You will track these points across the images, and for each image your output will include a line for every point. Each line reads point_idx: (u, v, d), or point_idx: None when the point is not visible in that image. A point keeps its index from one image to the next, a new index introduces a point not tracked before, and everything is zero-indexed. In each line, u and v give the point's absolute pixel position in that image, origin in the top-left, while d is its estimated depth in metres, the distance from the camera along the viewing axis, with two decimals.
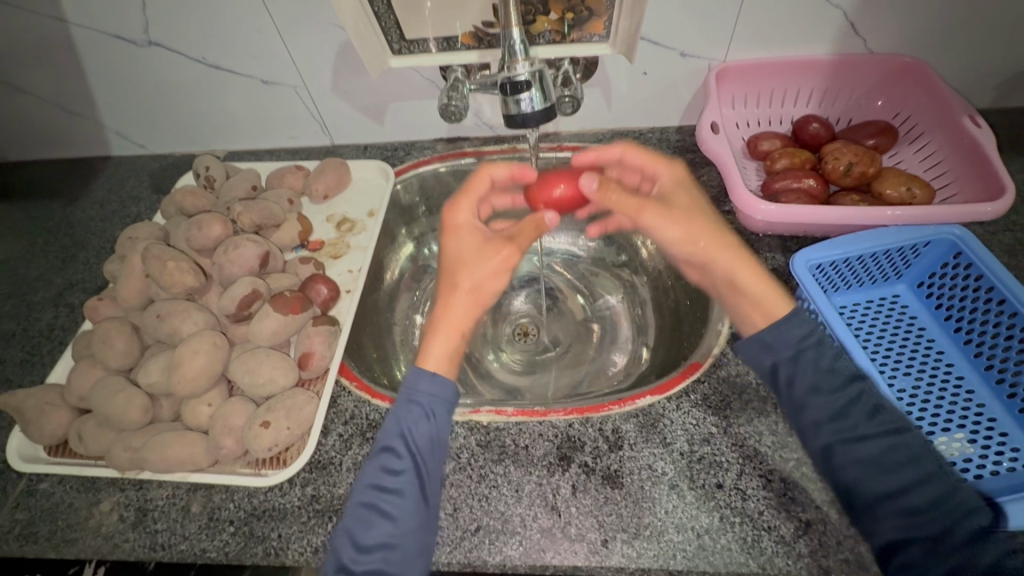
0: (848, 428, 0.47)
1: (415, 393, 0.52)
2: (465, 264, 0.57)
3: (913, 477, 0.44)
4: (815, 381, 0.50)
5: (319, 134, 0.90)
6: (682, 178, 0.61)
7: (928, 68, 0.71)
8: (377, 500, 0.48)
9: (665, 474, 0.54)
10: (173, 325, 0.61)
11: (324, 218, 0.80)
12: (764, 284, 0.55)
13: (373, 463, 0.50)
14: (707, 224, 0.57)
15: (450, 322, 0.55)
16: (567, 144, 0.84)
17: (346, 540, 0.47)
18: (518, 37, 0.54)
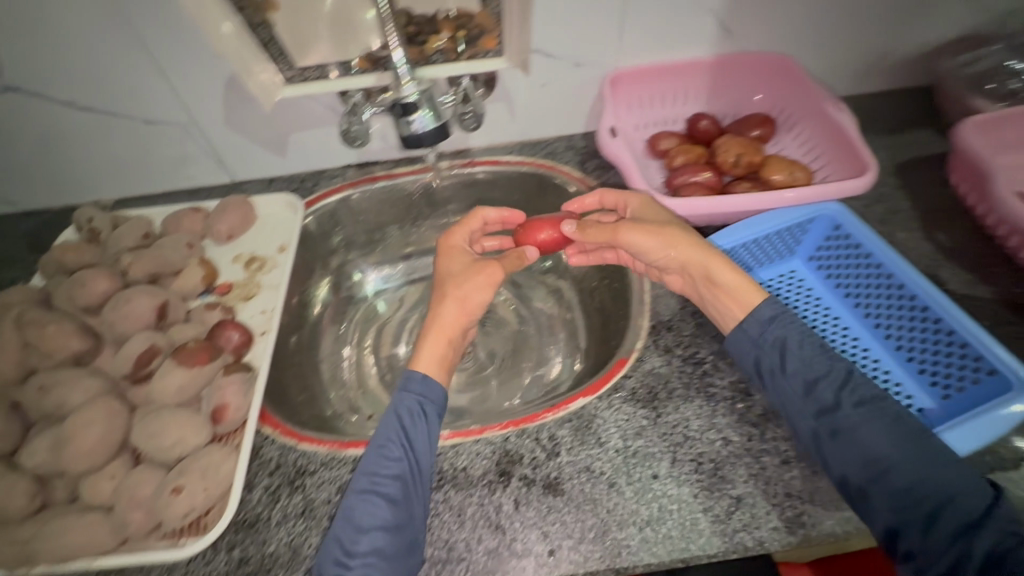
0: (833, 424, 0.49)
1: (407, 396, 0.56)
2: (449, 277, 0.64)
3: (902, 463, 0.45)
4: (800, 381, 0.52)
5: (218, 171, 0.85)
6: (647, 203, 0.65)
7: (793, 62, 0.77)
8: (366, 505, 0.49)
9: (603, 473, 0.55)
10: (59, 396, 0.55)
11: (231, 258, 0.76)
12: (734, 273, 0.58)
13: (365, 469, 0.51)
14: (687, 232, 0.61)
15: (439, 329, 0.61)
16: (479, 160, 0.86)
17: (336, 547, 0.48)
18: (401, 59, 0.58)
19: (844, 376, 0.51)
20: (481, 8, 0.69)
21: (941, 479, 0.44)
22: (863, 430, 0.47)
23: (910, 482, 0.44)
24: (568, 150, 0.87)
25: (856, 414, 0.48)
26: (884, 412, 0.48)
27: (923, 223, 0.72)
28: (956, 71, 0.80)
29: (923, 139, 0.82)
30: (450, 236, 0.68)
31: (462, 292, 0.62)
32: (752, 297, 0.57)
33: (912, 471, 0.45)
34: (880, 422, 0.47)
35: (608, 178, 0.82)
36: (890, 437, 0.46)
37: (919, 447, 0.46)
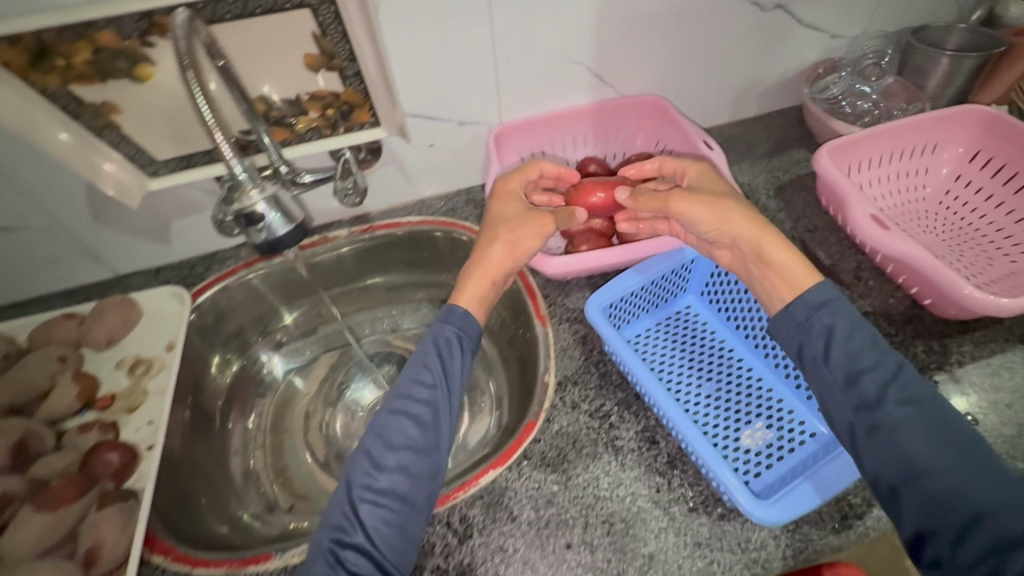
0: (872, 420, 0.48)
1: (445, 329, 0.61)
2: (501, 216, 0.67)
3: (942, 475, 0.44)
4: (841, 375, 0.50)
5: (96, 267, 0.79)
6: (706, 174, 0.66)
7: (667, 103, 0.81)
8: (397, 427, 0.54)
9: (517, 551, 0.53)
10: None
11: (114, 364, 0.71)
12: (789, 253, 0.56)
13: (401, 392, 0.57)
14: (744, 203, 0.60)
15: (487, 268, 0.64)
16: (378, 225, 0.84)
17: (364, 460, 0.53)
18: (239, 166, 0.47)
19: (890, 373, 0.49)
20: (344, 85, 0.66)
21: (983, 491, 0.42)
22: (906, 431, 0.46)
23: (951, 487, 0.43)
24: (468, 203, 0.86)
25: (899, 414, 0.47)
26: (930, 420, 0.46)
27: (803, 243, 0.76)
28: (815, 97, 0.84)
29: (797, 159, 0.87)
30: (507, 182, 0.69)
31: (512, 233, 0.65)
32: (800, 281, 0.55)
33: (951, 475, 0.43)
34: (925, 426, 0.46)
35: None
36: (932, 443, 0.45)
37: (957, 455, 0.44)
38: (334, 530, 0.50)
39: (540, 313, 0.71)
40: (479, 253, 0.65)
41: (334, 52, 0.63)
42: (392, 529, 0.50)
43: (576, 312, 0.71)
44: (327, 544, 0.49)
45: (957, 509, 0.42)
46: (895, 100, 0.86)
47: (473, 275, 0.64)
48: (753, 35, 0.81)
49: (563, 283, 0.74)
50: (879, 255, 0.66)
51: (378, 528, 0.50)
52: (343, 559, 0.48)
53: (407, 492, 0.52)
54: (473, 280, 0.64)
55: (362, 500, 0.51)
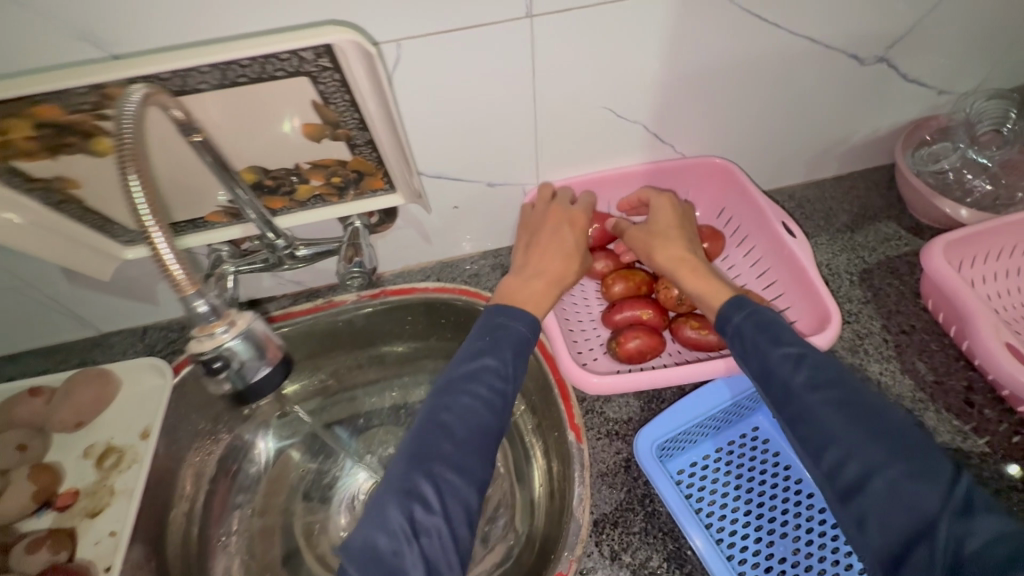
0: (792, 412, 0.45)
1: (513, 323, 0.55)
2: (556, 245, 0.63)
3: (859, 452, 0.41)
4: (757, 367, 0.48)
5: (78, 327, 0.71)
6: (670, 205, 0.64)
7: (738, 169, 0.68)
8: (467, 407, 0.49)
9: None
10: None
11: (82, 451, 0.62)
12: (701, 280, 0.57)
13: (469, 371, 0.51)
14: (679, 236, 0.62)
15: (548, 275, 0.61)
16: (391, 290, 0.73)
17: (435, 437, 0.48)
18: (205, 304, 0.39)
19: (801, 357, 0.46)
20: (353, 153, 0.55)
21: (894, 463, 0.40)
22: (821, 414, 0.43)
23: (870, 468, 0.40)
24: (494, 270, 0.75)
25: (808, 399, 0.44)
26: (837, 394, 0.44)
27: (898, 348, 0.62)
28: (918, 169, 0.73)
29: (885, 236, 0.73)
30: (578, 214, 0.65)
31: (558, 263, 0.62)
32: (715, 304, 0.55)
33: (866, 453, 0.41)
34: (835, 403, 0.43)
35: None
36: (845, 423, 0.42)
37: (867, 430, 0.42)
38: (405, 502, 0.45)
39: (574, 421, 0.59)
40: (522, 278, 0.61)
41: (338, 121, 0.52)
42: (464, 510, 0.46)
43: (619, 425, 0.59)
44: (399, 519, 0.44)
45: (872, 489, 0.40)
46: (1017, 175, 0.73)
47: (539, 298, 0.59)
48: (844, 91, 0.67)
49: None
50: (1001, 388, 0.55)
51: (454, 505, 0.45)
52: (420, 533, 0.44)
53: (479, 471, 0.48)
54: (543, 302, 0.60)
55: (433, 475, 0.46)
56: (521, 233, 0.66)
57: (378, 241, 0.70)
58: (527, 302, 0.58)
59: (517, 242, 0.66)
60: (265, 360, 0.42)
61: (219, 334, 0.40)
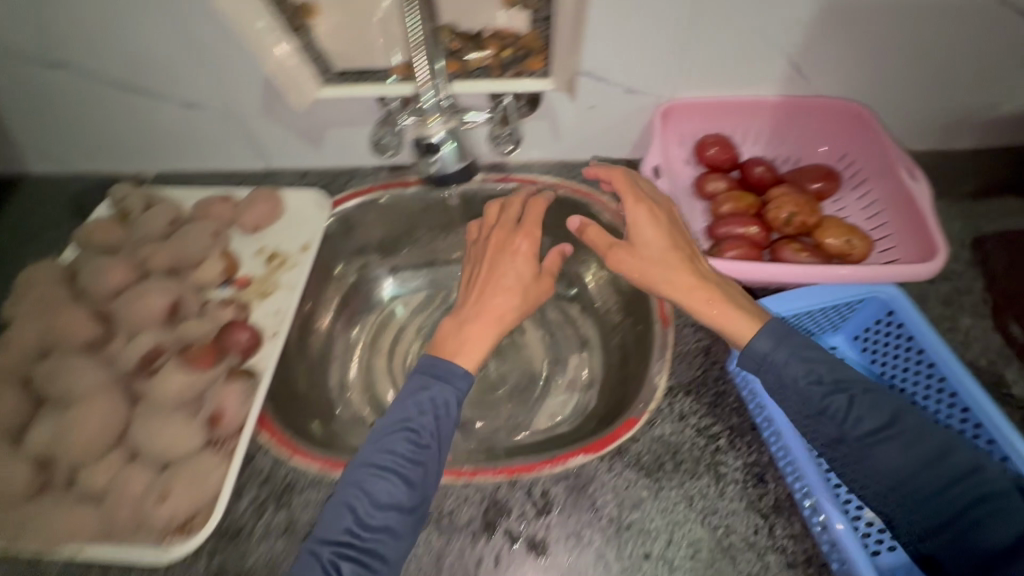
0: (850, 452, 0.50)
1: (439, 387, 0.57)
2: (496, 278, 0.64)
3: (926, 486, 0.47)
4: (803, 410, 0.52)
5: (254, 158, 0.85)
6: (659, 228, 0.60)
7: (871, 114, 0.70)
8: (387, 483, 0.51)
9: (591, 542, 0.52)
10: (67, 381, 0.55)
11: (254, 250, 0.75)
12: (727, 310, 0.55)
13: (391, 445, 0.53)
14: (680, 260, 0.58)
15: (489, 313, 0.62)
16: (515, 176, 0.81)
17: (346, 515, 0.50)
18: (431, 98, 0.61)
19: (852, 398, 0.50)
20: (531, 27, 0.65)
21: (967, 501, 0.45)
22: (880, 457, 0.48)
23: (941, 505, 0.46)
24: None
25: (864, 446, 0.49)
26: (895, 437, 0.48)
27: (994, 309, 0.64)
28: None
29: (1006, 212, 0.73)
30: (522, 238, 0.66)
31: (502, 298, 0.63)
32: (744, 338, 0.54)
33: (937, 495, 0.46)
34: (898, 445, 0.48)
35: None
36: (907, 462, 0.47)
37: (935, 469, 0.47)
38: None
39: (664, 312, 0.67)
40: (460, 322, 0.62)
41: None
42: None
43: None
44: None
45: (951, 523, 0.46)
46: None
47: (472, 339, 0.60)
48: (1004, 55, 0.67)
49: None
50: None
51: None
52: None
53: (388, 552, 0.49)
54: (474, 344, 0.60)
55: (341, 555, 0.48)
56: (470, 266, 0.69)
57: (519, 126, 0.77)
58: (455, 351, 0.60)
59: (464, 276, 0.68)
60: (462, 173, 0.67)
61: (444, 151, 0.64)
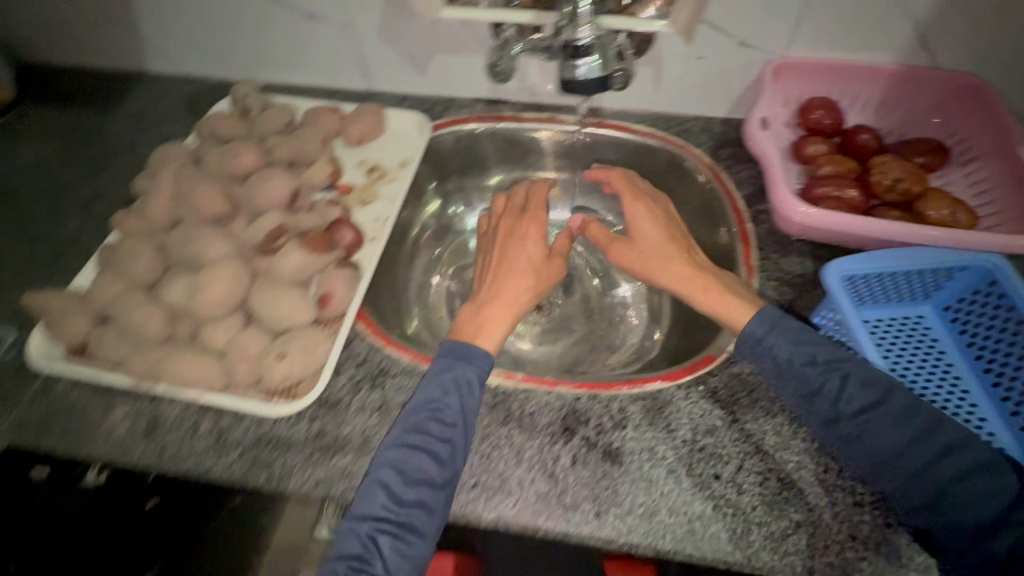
0: (842, 432, 0.52)
1: (466, 368, 0.57)
2: (508, 263, 0.66)
3: (919, 461, 0.48)
4: (797, 391, 0.54)
5: (358, 78, 0.87)
6: (656, 226, 0.67)
7: (992, 89, 0.69)
8: (419, 461, 0.51)
9: (665, 458, 0.55)
10: (199, 247, 0.60)
11: (356, 162, 0.79)
12: (719, 297, 0.60)
13: (420, 425, 0.53)
14: (676, 252, 0.65)
15: (508, 297, 0.63)
16: (609, 122, 0.83)
17: (381, 492, 0.50)
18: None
19: (845, 377, 0.52)
20: None
21: (955, 476, 0.47)
22: (871, 435, 0.50)
23: (930, 482, 0.48)
24: (703, 133, 0.82)
25: (858, 424, 0.50)
26: (886, 414, 0.50)
27: None
28: None
29: None
30: (530, 223, 0.69)
31: (513, 280, 0.64)
32: (737, 320, 0.59)
33: (927, 471, 0.48)
34: (887, 422, 0.50)
35: (738, 171, 0.77)
36: (899, 439, 0.49)
37: (925, 445, 0.49)
38: (350, 560, 0.48)
39: (749, 263, 0.68)
40: (476, 306, 0.63)
41: None
42: (407, 564, 0.49)
43: (790, 276, 0.67)
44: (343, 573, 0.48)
45: (939, 499, 0.47)
46: None
47: (489, 322, 0.61)
48: None
49: (784, 241, 0.69)
50: None
51: (394, 559, 0.48)
52: None
53: (423, 525, 0.50)
54: (491, 325, 0.61)
55: (380, 529, 0.49)
56: (482, 255, 0.71)
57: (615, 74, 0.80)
58: (473, 333, 0.61)
59: (476, 265, 0.70)
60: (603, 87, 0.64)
61: (588, 63, 0.62)
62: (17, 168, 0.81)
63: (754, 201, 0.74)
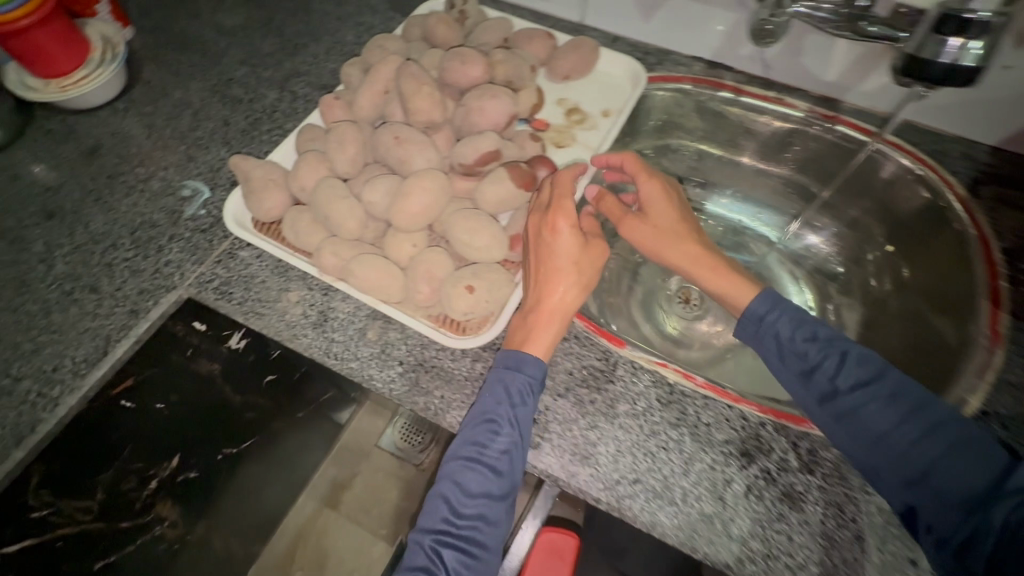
0: (836, 410, 0.48)
1: (515, 377, 0.50)
2: (545, 264, 0.53)
3: (911, 435, 0.46)
4: (795, 367, 0.50)
5: (575, 6, 0.79)
6: (665, 199, 0.58)
7: None
8: (474, 473, 0.47)
9: (854, 521, 0.48)
10: (407, 154, 0.57)
11: (556, 98, 0.73)
12: (729, 280, 0.55)
13: (471, 437, 0.48)
14: (685, 230, 0.57)
15: (553, 305, 0.52)
16: (847, 119, 0.70)
17: (442, 504, 0.48)
18: None
19: (843, 355, 0.49)
20: None
21: (944, 450, 0.45)
22: (866, 411, 0.47)
23: (920, 458, 0.45)
24: (965, 160, 0.68)
25: (855, 398, 0.47)
26: (880, 390, 0.47)
27: None
28: None
29: None
30: (558, 215, 0.52)
31: (558, 281, 0.52)
32: (743, 303, 0.54)
33: (914, 447, 0.45)
34: (880, 399, 0.47)
35: (1002, 216, 0.64)
36: (893, 418, 0.46)
37: (916, 419, 0.46)
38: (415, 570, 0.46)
39: (994, 327, 0.57)
40: (524, 311, 0.54)
41: None
42: None
43: None
44: None
45: (929, 473, 0.45)
46: None
47: (540, 325, 0.52)
48: None
49: None
50: None
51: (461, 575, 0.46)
52: None
53: (486, 538, 0.47)
54: (540, 328, 0.52)
55: (442, 542, 0.47)
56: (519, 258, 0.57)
57: (873, 62, 0.67)
58: (523, 338, 0.52)
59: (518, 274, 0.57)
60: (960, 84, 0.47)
61: (967, 47, 0.44)
62: (227, 29, 0.81)
63: (1015, 258, 0.61)
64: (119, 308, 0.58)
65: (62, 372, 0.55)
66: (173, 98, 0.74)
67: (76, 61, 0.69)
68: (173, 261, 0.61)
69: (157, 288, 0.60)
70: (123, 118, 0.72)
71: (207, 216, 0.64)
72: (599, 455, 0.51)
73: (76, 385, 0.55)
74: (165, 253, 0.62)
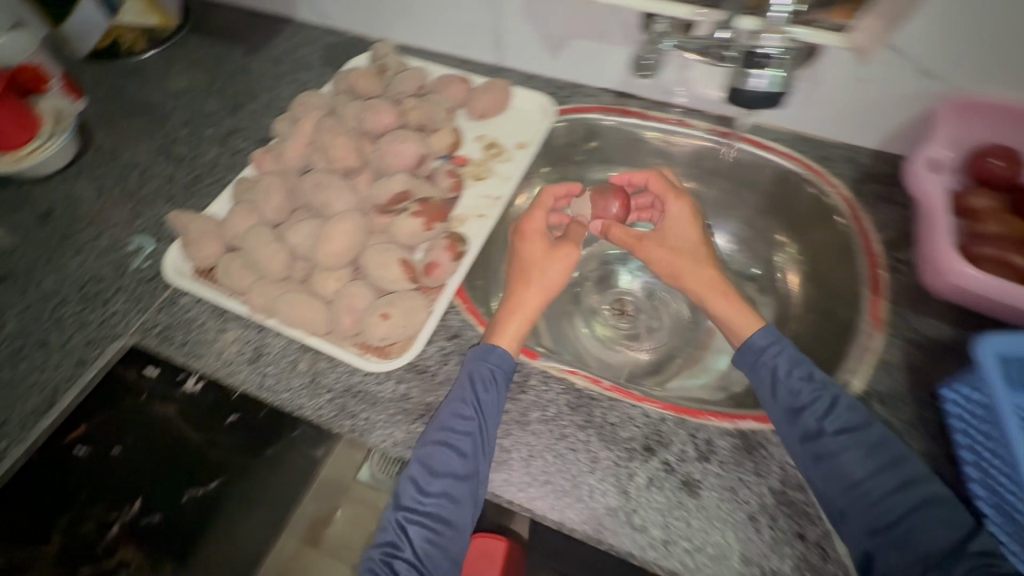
0: (816, 450, 0.51)
1: (483, 364, 0.56)
2: (531, 268, 0.62)
3: (885, 493, 0.49)
4: (784, 405, 0.54)
5: (490, 50, 0.86)
6: (688, 217, 0.65)
7: None
8: (442, 452, 0.52)
9: (747, 503, 0.52)
10: (327, 198, 0.63)
11: (475, 136, 0.80)
12: (731, 308, 0.61)
13: (443, 418, 0.53)
14: (705, 254, 0.64)
15: (519, 309, 0.59)
16: (742, 135, 0.76)
17: (411, 483, 0.52)
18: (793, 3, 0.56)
19: (833, 400, 0.53)
20: None
21: (913, 507, 0.48)
22: (845, 457, 0.50)
23: (887, 511, 0.48)
24: (847, 161, 0.74)
25: (838, 442, 0.51)
26: (864, 438, 0.51)
27: None
28: None
29: None
30: (528, 225, 0.64)
31: (529, 292, 0.60)
32: (744, 334, 0.60)
33: (888, 499, 0.49)
34: (863, 447, 0.51)
35: (878, 211, 0.69)
36: (864, 467, 0.50)
37: (887, 473, 0.49)
38: (383, 544, 0.51)
39: (875, 313, 0.62)
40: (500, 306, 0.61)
41: None
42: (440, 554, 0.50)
43: (920, 337, 0.60)
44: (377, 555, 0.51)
45: (897, 525, 0.48)
46: None
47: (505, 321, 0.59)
48: None
49: (919, 300, 0.63)
50: None
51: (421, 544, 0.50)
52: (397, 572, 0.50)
53: (452, 515, 0.51)
54: (506, 324, 0.59)
55: (410, 517, 0.51)
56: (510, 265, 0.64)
57: None
58: (494, 332, 0.59)
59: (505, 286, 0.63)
60: None
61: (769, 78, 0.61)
62: (173, 93, 0.88)
63: (892, 247, 0.67)
64: (66, 360, 0.63)
65: (9, 425, 0.60)
66: (122, 160, 0.80)
67: (27, 134, 0.74)
68: (118, 312, 0.66)
69: (103, 338, 0.65)
70: (74, 182, 0.78)
71: (151, 267, 0.69)
72: (511, 461, 0.55)
73: (23, 437, 0.60)
74: (112, 304, 0.66)
